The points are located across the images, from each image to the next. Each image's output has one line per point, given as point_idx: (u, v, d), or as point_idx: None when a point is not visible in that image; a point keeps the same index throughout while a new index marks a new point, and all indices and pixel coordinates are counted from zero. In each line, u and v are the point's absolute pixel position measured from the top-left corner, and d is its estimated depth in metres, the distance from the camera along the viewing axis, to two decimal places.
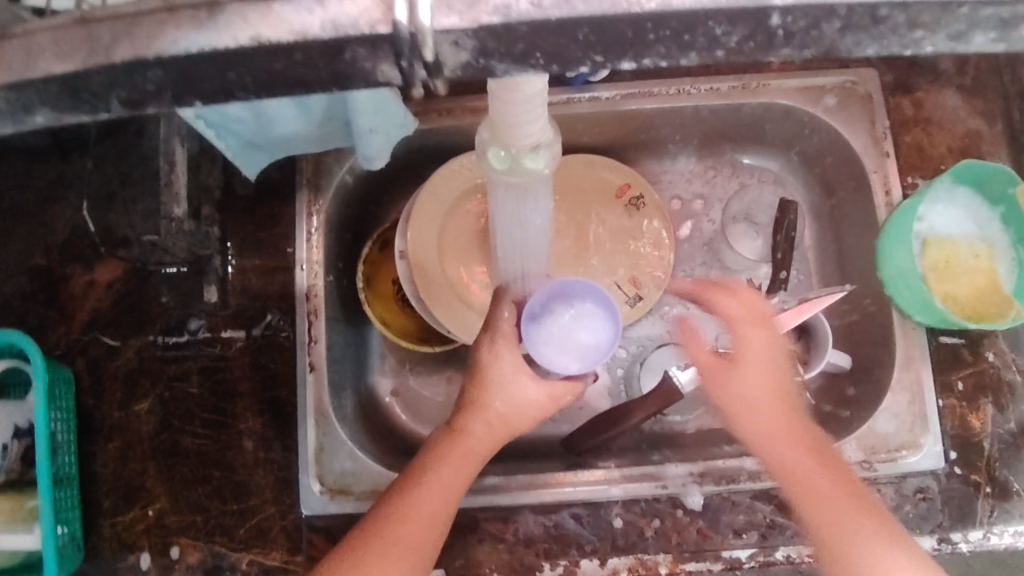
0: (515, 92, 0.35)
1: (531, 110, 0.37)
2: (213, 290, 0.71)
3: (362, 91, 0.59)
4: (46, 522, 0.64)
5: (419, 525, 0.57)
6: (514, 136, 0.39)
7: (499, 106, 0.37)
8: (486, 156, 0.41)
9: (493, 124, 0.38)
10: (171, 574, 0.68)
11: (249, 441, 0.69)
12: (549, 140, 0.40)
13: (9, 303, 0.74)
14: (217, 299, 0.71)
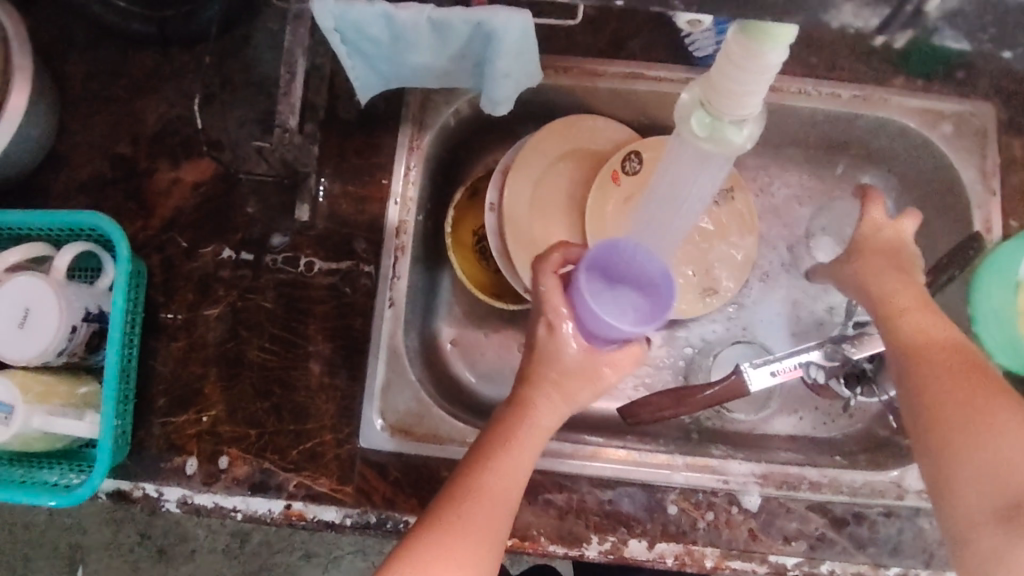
0: (755, 60, 0.37)
1: (758, 80, 0.39)
2: (304, 209, 0.69)
3: (508, 32, 0.58)
4: (106, 410, 0.62)
5: (484, 505, 0.54)
6: (733, 103, 0.41)
7: (725, 70, 0.38)
8: (692, 118, 0.44)
9: (713, 85, 0.40)
10: (215, 482, 0.67)
11: (315, 365, 0.68)
12: (754, 115, 0.42)
13: (86, 185, 0.72)
14: (307, 218, 0.69)
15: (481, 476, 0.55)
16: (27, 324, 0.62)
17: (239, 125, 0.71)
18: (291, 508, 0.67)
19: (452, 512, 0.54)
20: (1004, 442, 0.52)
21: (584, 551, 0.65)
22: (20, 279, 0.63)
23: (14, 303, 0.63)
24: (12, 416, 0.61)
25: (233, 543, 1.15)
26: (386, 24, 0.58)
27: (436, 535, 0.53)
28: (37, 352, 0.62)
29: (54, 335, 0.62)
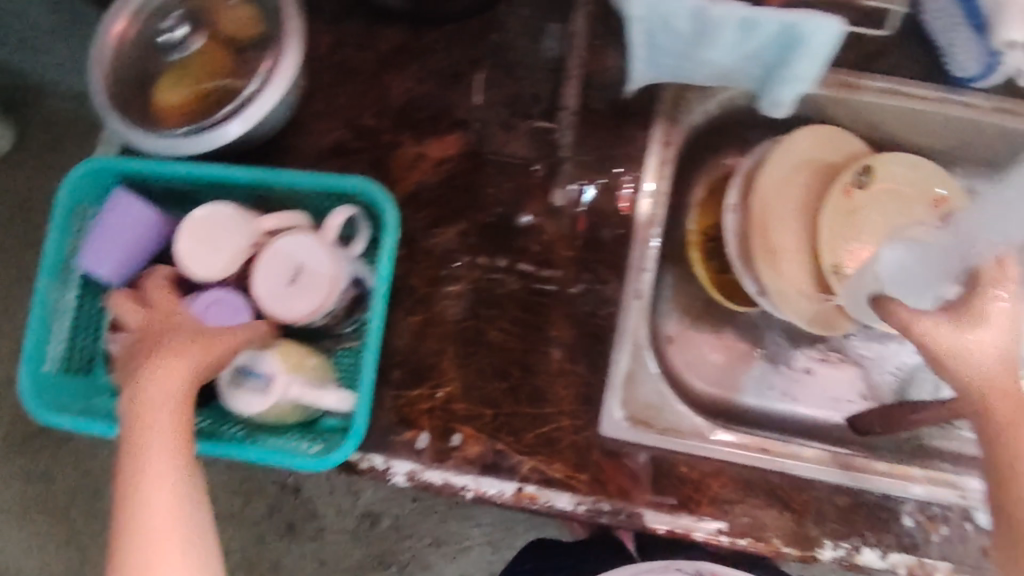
0: None
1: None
2: (559, 196, 0.70)
3: (813, 37, 0.58)
4: (365, 381, 0.62)
5: (191, 491, 0.55)
6: None
7: None
8: None
9: None
10: (445, 459, 0.68)
11: (555, 349, 0.68)
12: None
13: (329, 153, 0.73)
14: (560, 203, 0.70)
15: (133, 467, 0.53)
16: (299, 283, 0.63)
17: (489, 107, 0.72)
18: (524, 491, 0.66)
19: (143, 501, 0.53)
20: None
21: (817, 556, 0.65)
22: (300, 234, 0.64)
23: (288, 260, 0.63)
24: (271, 385, 0.62)
25: (362, 525, 1.15)
26: (694, 18, 0.59)
27: (157, 514, 0.53)
28: (307, 311, 0.63)
29: (327, 295, 0.63)
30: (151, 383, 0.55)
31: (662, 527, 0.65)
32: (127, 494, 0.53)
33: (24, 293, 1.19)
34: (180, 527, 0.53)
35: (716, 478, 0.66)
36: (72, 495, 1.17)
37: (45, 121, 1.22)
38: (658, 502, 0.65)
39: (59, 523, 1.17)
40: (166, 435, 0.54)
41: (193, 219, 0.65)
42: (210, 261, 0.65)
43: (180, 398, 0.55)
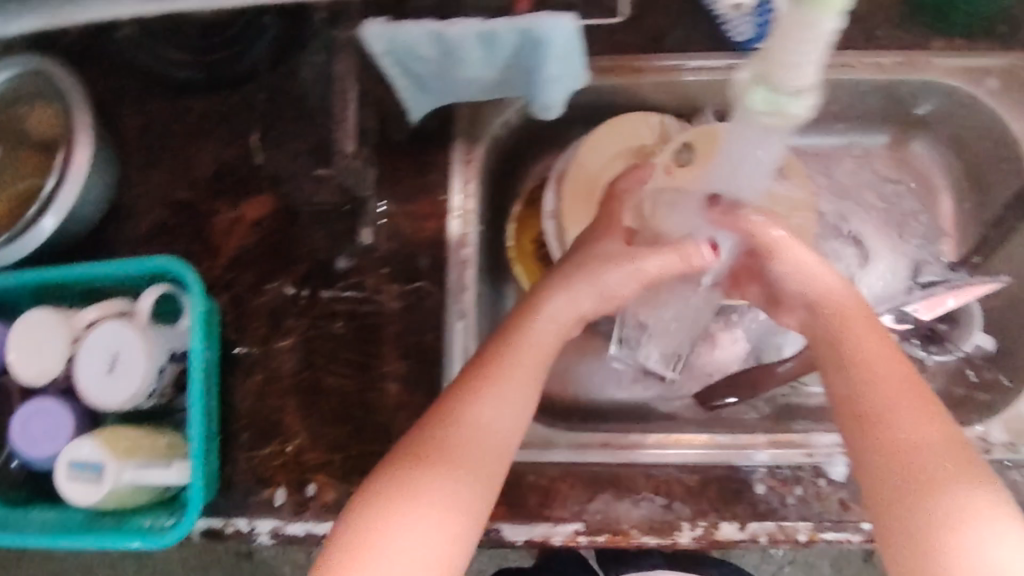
0: (807, 30, 0.40)
1: (814, 46, 0.40)
2: (366, 232, 0.70)
3: (554, 38, 0.59)
4: (195, 450, 0.64)
5: (498, 462, 0.55)
6: (786, 75, 0.43)
7: (780, 41, 0.41)
8: (751, 91, 0.46)
9: (770, 59, 0.43)
10: (305, 510, 0.68)
11: (392, 383, 0.69)
12: (810, 88, 0.45)
13: (151, 234, 0.73)
14: (370, 240, 0.70)
15: (463, 406, 0.55)
16: (116, 370, 0.65)
17: (293, 159, 0.72)
18: None
19: (415, 470, 0.52)
20: (925, 452, 0.51)
21: (677, 538, 0.65)
22: (114, 322, 0.66)
23: (103, 350, 0.65)
24: (104, 473, 0.64)
25: None
26: (435, 42, 0.59)
27: (437, 476, 0.52)
28: (127, 397, 0.65)
29: (143, 378, 0.65)
30: (480, 368, 0.57)
31: (520, 539, 0.65)
32: (426, 446, 0.53)
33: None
34: (437, 494, 0.51)
35: (565, 481, 0.67)
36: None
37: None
38: (512, 516, 0.66)
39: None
40: (516, 388, 0.57)
41: (14, 328, 0.67)
42: (32, 364, 0.67)
43: (526, 391, 0.58)
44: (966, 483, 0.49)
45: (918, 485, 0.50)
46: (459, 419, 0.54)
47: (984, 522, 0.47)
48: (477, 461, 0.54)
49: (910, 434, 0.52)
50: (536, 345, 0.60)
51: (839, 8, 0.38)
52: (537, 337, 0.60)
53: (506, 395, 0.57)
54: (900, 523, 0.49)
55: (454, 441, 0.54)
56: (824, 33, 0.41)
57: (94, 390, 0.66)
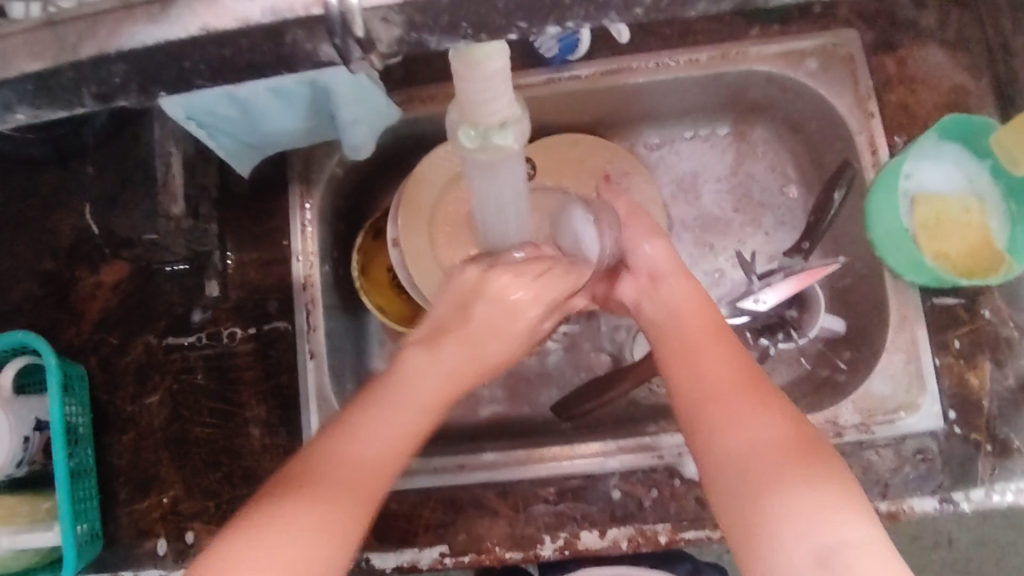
0: (476, 70, 0.40)
1: (495, 82, 0.41)
2: (214, 284, 0.73)
3: (341, 83, 0.60)
4: (64, 510, 0.66)
5: (377, 479, 0.52)
6: (481, 112, 0.44)
7: (461, 85, 0.42)
8: (459, 134, 0.46)
9: (462, 103, 0.43)
10: (187, 557, 0.70)
11: (256, 427, 0.71)
12: (514, 117, 0.45)
13: (21, 306, 0.76)
14: (218, 292, 0.73)
15: (359, 420, 0.54)
16: None
17: None
18: None
19: (286, 487, 0.49)
20: (748, 424, 0.52)
21: (540, 552, 0.66)
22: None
23: None
24: None
25: None
26: (233, 102, 0.60)
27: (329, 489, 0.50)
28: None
29: (10, 447, 0.67)
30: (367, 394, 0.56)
31: (388, 567, 0.66)
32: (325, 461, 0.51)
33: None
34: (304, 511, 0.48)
35: (427, 505, 0.67)
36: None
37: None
38: (379, 544, 0.67)
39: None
40: (400, 402, 0.56)
41: None
42: None
43: (419, 406, 0.57)
44: (808, 480, 0.48)
45: (762, 481, 0.49)
46: (339, 461, 0.51)
47: (829, 505, 0.47)
48: (337, 500, 0.49)
49: (765, 435, 0.52)
50: (413, 386, 0.57)
51: (497, 51, 0.39)
52: (417, 380, 0.58)
53: (379, 429, 0.54)
54: (738, 514, 0.49)
55: (303, 471, 0.51)
56: (500, 71, 0.41)
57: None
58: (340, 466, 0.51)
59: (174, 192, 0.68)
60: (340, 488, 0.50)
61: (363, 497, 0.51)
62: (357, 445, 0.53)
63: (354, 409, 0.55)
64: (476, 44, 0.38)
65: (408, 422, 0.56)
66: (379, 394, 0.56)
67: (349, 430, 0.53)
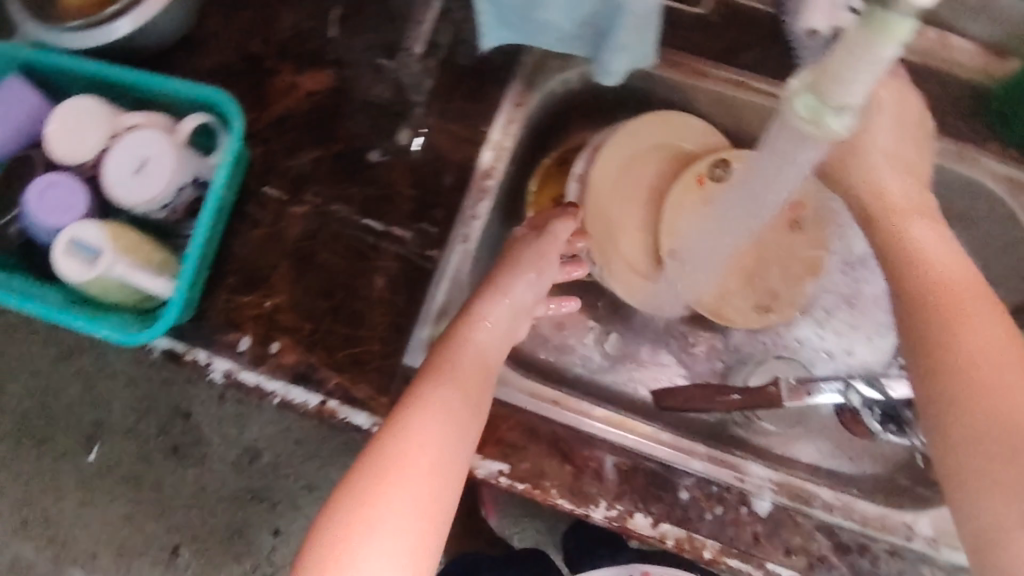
0: (868, 45, 0.41)
1: (871, 67, 0.42)
2: (405, 134, 0.73)
3: (635, 6, 0.61)
4: (184, 270, 0.66)
5: (466, 446, 0.58)
6: (837, 88, 0.45)
7: (840, 57, 0.43)
8: (796, 102, 0.47)
9: (825, 73, 0.44)
10: (262, 363, 0.71)
11: (380, 279, 0.71)
12: (853, 109, 0.47)
13: (213, 71, 0.77)
14: (407, 143, 0.73)
15: (429, 389, 0.59)
16: (143, 172, 0.67)
17: (364, 49, 0.76)
18: (326, 405, 0.69)
19: (369, 473, 0.55)
20: (1019, 415, 0.52)
21: (591, 512, 0.66)
22: (148, 129, 0.68)
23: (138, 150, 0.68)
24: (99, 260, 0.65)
25: (243, 458, 1.14)
26: None
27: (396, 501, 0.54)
28: (144, 200, 0.67)
29: (164, 189, 0.68)
30: (439, 363, 0.61)
31: None
32: (411, 418, 0.57)
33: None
34: (409, 480, 0.55)
35: (507, 422, 0.68)
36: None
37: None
38: None
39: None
40: (468, 378, 0.61)
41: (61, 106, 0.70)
42: (65, 137, 0.69)
43: (481, 373, 0.61)
44: None
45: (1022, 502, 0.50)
46: (417, 434, 0.57)
47: None
48: (426, 480, 0.55)
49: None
50: (461, 362, 0.61)
51: (903, 32, 0.40)
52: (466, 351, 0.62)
53: (446, 400, 0.59)
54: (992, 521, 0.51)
55: (376, 449, 0.56)
56: (883, 59, 0.42)
57: (116, 186, 0.68)
58: (422, 443, 0.56)
59: None
60: (422, 467, 0.55)
61: (452, 459, 0.57)
62: (434, 416, 0.58)
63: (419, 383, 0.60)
64: (896, 17, 0.39)
65: (482, 391, 0.61)
66: (445, 364, 0.61)
67: (417, 405, 0.58)
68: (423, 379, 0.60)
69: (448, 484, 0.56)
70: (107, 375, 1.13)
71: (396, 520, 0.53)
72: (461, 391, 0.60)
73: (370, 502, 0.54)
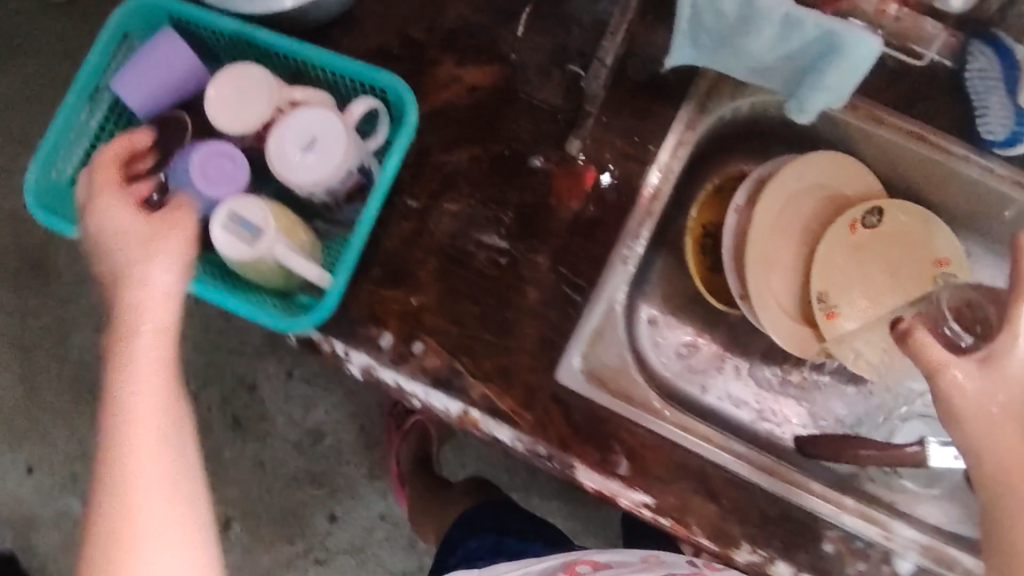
0: None
1: None
2: (574, 145, 0.70)
3: (849, 49, 0.60)
4: (346, 258, 0.63)
5: (160, 389, 0.56)
6: None
7: None
8: None
9: None
10: (404, 363, 0.69)
11: (534, 291, 0.69)
12: None
13: (371, 53, 0.74)
14: (575, 154, 0.70)
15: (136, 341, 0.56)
16: (314, 151, 0.64)
17: (533, 51, 0.73)
18: (469, 414, 0.68)
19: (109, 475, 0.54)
20: None
21: (733, 554, 0.65)
22: (314, 108, 0.65)
23: (308, 125, 0.65)
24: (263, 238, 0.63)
25: (306, 439, 1.11)
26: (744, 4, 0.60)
27: (147, 449, 0.54)
28: (313, 181, 0.65)
29: (334, 171, 0.65)
30: (119, 345, 0.57)
31: (589, 485, 0.66)
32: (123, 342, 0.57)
33: (28, 112, 1.11)
34: (147, 463, 0.54)
35: (654, 453, 0.66)
36: (43, 336, 1.11)
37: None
38: (592, 458, 0.66)
39: (20, 360, 1.11)
40: (158, 348, 0.57)
41: (227, 72, 0.66)
42: (231, 106, 0.66)
43: (165, 309, 0.58)
44: None
45: None
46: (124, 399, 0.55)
47: None
48: (158, 457, 0.55)
49: None
50: (151, 301, 0.58)
51: None
52: (149, 306, 0.58)
53: (128, 357, 0.56)
54: None
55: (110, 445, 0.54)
56: None
57: (282, 162, 0.65)
58: (132, 407, 0.55)
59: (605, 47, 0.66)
60: (137, 435, 0.54)
61: (171, 426, 0.56)
62: (132, 358, 0.56)
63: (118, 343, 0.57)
64: None
65: (164, 323, 0.58)
66: (131, 303, 0.57)
67: (119, 368, 0.56)
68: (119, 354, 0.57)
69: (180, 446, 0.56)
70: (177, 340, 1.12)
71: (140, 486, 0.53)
72: (157, 332, 0.57)
73: (113, 480, 0.53)
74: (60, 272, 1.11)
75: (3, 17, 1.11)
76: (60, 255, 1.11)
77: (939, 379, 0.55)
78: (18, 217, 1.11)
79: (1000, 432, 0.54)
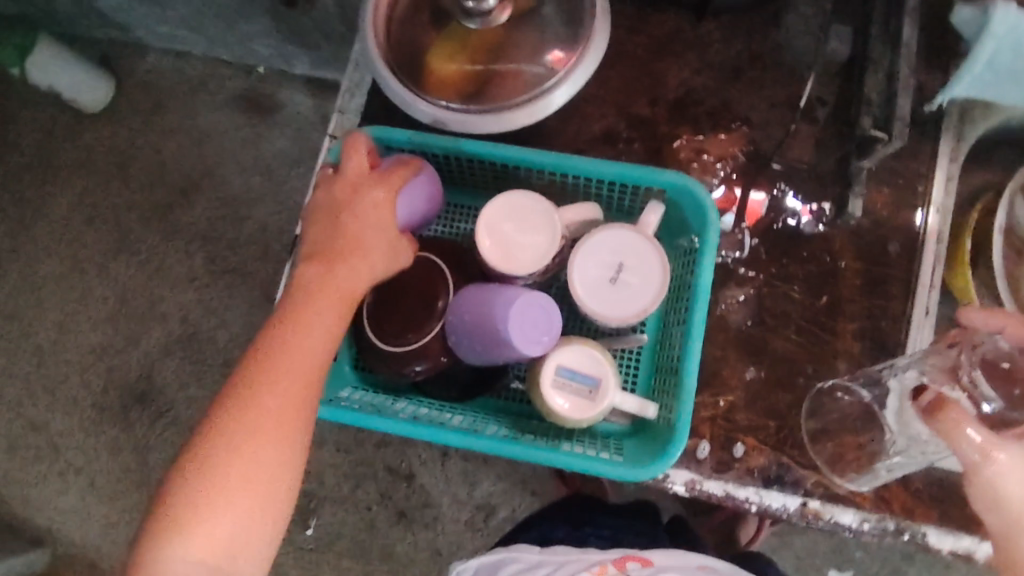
0: None
1: None
2: (857, 205, 0.65)
3: None
4: (687, 384, 0.60)
5: (304, 384, 0.52)
6: None
7: None
8: None
9: None
10: (727, 470, 0.66)
11: (842, 363, 0.66)
12: None
13: (597, 141, 0.69)
14: (857, 213, 0.66)
15: (294, 329, 0.53)
16: (621, 282, 0.60)
17: (769, 107, 0.68)
18: (808, 506, 0.65)
19: (206, 447, 0.49)
20: None
21: None
22: (614, 227, 0.60)
23: (612, 255, 0.60)
24: (600, 391, 0.59)
25: (477, 516, 1.05)
26: None
27: (276, 411, 0.50)
28: (625, 314, 0.60)
29: (647, 303, 0.60)
30: (281, 322, 0.53)
31: (943, 548, 0.64)
32: (261, 365, 0.51)
33: (125, 246, 1.09)
34: (258, 454, 0.49)
35: None
36: (168, 468, 1.05)
37: (146, 77, 1.12)
38: (942, 522, 0.64)
39: (151, 498, 1.05)
40: (313, 343, 0.53)
41: (502, 201, 0.61)
42: (512, 249, 0.60)
43: (326, 340, 0.54)
44: None
45: None
46: (256, 402, 0.50)
47: None
48: (264, 455, 0.49)
49: None
50: (309, 333, 0.53)
51: None
52: (314, 318, 0.54)
53: (289, 353, 0.52)
54: None
55: (235, 404, 0.50)
56: None
57: (588, 295, 0.60)
58: (263, 407, 0.50)
59: (868, 104, 0.63)
60: (260, 447, 0.49)
61: (294, 416, 0.51)
62: (302, 338, 0.53)
63: (261, 350, 0.52)
64: None
65: (317, 361, 0.53)
66: (294, 308, 0.54)
67: (274, 372, 0.51)
68: (267, 339, 0.52)
69: (287, 464, 0.50)
70: (318, 442, 1.07)
71: (240, 496, 0.49)
72: (323, 332, 0.54)
73: (217, 455, 0.49)
74: (175, 403, 1.06)
75: (83, 153, 1.12)
76: (163, 381, 1.06)
77: (954, 442, 0.48)
78: (110, 349, 1.08)
79: (1017, 503, 0.47)
